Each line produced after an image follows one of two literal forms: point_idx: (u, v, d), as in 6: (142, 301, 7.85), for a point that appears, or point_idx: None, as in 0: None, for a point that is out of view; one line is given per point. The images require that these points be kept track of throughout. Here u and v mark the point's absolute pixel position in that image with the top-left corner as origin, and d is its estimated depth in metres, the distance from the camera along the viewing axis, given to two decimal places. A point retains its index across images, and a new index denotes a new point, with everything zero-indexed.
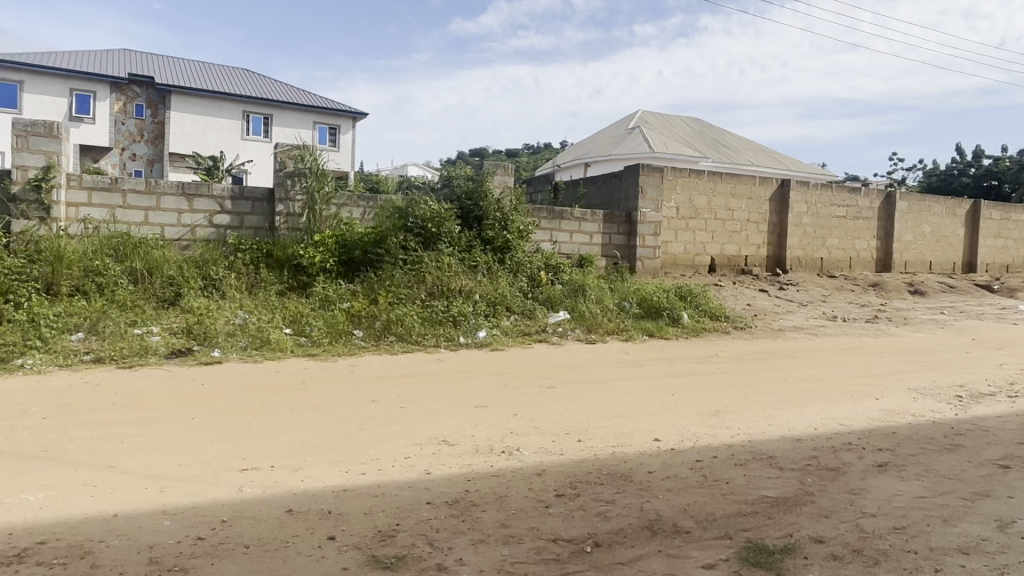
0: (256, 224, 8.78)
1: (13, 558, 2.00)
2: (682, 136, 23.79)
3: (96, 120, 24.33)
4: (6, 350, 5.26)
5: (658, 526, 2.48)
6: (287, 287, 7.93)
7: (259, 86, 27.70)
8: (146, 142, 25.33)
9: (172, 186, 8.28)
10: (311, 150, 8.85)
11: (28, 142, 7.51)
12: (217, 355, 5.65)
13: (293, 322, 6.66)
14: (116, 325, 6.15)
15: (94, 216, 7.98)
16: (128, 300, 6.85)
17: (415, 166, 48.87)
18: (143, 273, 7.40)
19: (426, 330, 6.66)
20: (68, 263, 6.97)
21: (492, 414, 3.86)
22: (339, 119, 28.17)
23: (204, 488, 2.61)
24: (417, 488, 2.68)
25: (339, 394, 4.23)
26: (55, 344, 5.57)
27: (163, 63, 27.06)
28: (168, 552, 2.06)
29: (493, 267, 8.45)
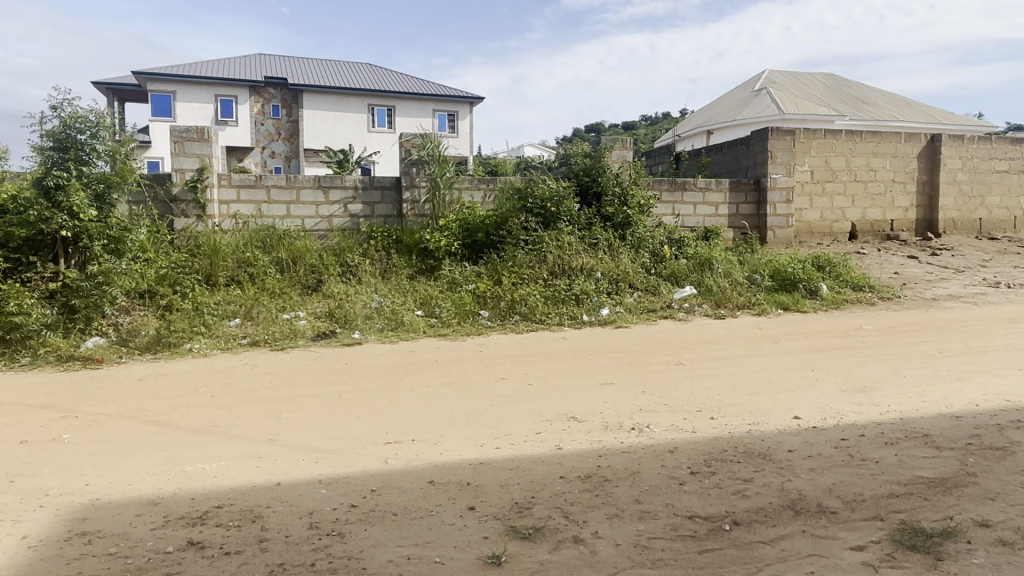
0: (386, 212, 9.21)
1: (196, 520, 2.26)
2: (814, 94, 22.27)
3: (239, 123, 26.34)
4: (177, 335, 5.87)
5: (801, 505, 2.38)
6: (416, 271, 8.26)
7: (382, 78, 28.81)
8: (284, 140, 27.16)
9: (310, 179, 8.84)
10: (432, 137, 9.11)
11: (184, 147, 8.27)
12: (357, 336, 6.02)
13: (424, 304, 6.94)
14: (268, 311, 6.72)
15: (243, 212, 8.67)
16: (276, 288, 7.42)
17: (530, 146, 48.97)
18: (288, 262, 7.98)
19: (550, 308, 6.72)
20: (223, 256, 7.66)
21: (621, 391, 3.85)
22: (457, 105, 28.76)
23: (353, 460, 2.81)
24: (550, 462, 2.73)
25: (471, 372, 4.38)
26: (217, 329, 6.16)
27: (294, 64, 28.76)
28: (326, 518, 2.24)
29: (615, 243, 8.35)
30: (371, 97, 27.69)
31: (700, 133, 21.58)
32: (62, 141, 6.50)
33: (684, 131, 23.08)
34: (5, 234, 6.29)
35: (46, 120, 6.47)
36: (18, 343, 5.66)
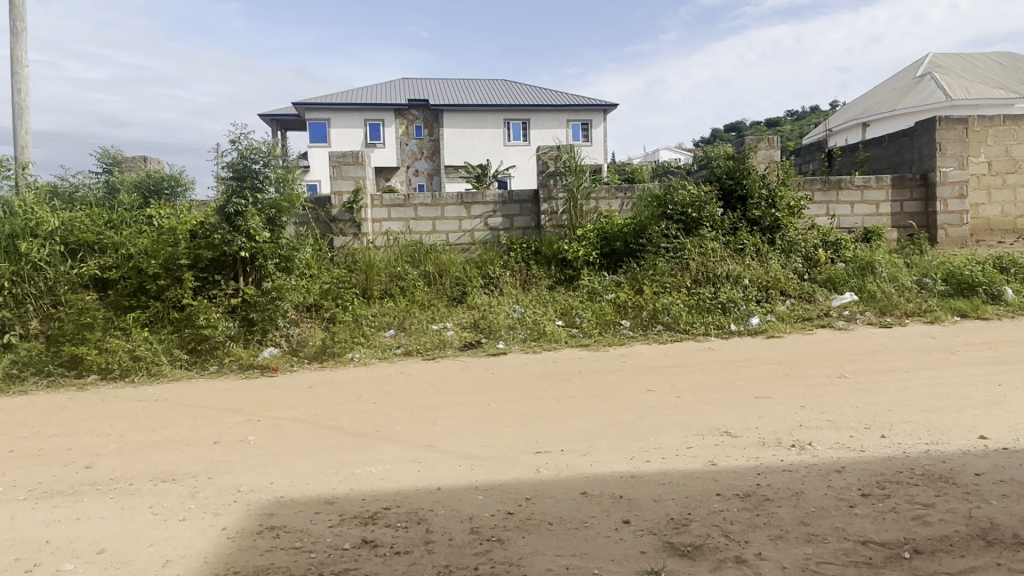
0: (524, 224, 9.40)
1: (367, 519, 2.43)
2: (989, 76, 20.05)
3: (385, 145, 27.98)
4: (340, 345, 6.35)
5: (994, 536, 2.15)
6: (555, 281, 8.35)
7: (518, 93, 29.44)
8: (426, 158, 28.51)
9: (453, 196, 9.22)
10: (567, 148, 9.19)
11: (341, 171, 8.91)
12: (501, 346, 6.19)
13: (565, 314, 7.00)
14: (419, 322, 7.10)
15: (394, 229, 9.20)
16: (425, 301, 7.80)
17: (666, 151, 47.91)
18: (435, 275, 8.36)
19: (695, 317, 6.54)
20: (377, 271, 8.16)
21: (777, 405, 3.68)
22: (592, 114, 28.76)
23: (506, 468, 2.89)
24: (706, 479, 2.66)
25: (617, 383, 4.36)
26: (374, 339, 6.61)
27: (435, 86, 30.13)
28: (485, 523, 2.33)
29: (763, 248, 7.98)
30: (507, 112, 28.39)
31: (854, 127, 20.13)
32: (239, 171, 7.23)
33: (835, 125, 21.63)
34: (195, 256, 7.05)
35: (227, 153, 7.22)
36: (207, 353, 6.40)
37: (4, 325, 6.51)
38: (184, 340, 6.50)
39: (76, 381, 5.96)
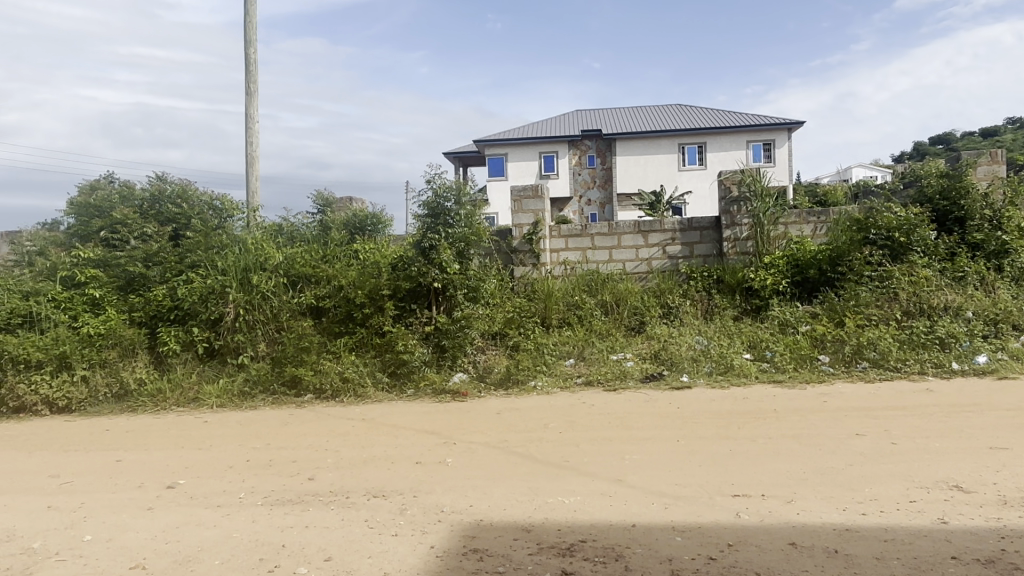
0: (705, 252, 9.12)
1: (565, 551, 2.47)
2: None
3: (560, 175, 28.61)
4: (524, 372, 6.58)
5: None
6: (741, 312, 7.99)
7: (694, 117, 28.79)
8: (600, 187, 28.72)
9: (630, 225, 9.19)
10: (752, 172, 8.82)
11: (522, 204, 9.22)
12: (686, 380, 6.02)
13: (753, 347, 6.68)
14: (600, 352, 7.12)
15: (571, 258, 9.32)
16: (605, 330, 7.83)
17: (860, 169, 44.18)
18: (613, 304, 8.36)
19: (907, 353, 5.94)
20: (555, 299, 8.30)
21: (1020, 460, 3.21)
22: (775, 134, 27.33)
23: (703, 509, 2.80)
24: (936, 539, 2.39)
25: (819, 424, 4.05)
26: (555, 368, 6.74)
27: (609, 115, 30.36)
28: (686, 567, 2.27)
29: (988, 276, 7.09)
30: (683, 137, 27.84)
31: None
32: (433, 208, 7.76)
33: None
34: (395, 286, 7.69)
35: (422, 193, 7.80)
36: (405, 377, 6.95)
37: (239, 347, 7.50)
38: (385, 363, 7.12)
39: (296, 399, 6.76)
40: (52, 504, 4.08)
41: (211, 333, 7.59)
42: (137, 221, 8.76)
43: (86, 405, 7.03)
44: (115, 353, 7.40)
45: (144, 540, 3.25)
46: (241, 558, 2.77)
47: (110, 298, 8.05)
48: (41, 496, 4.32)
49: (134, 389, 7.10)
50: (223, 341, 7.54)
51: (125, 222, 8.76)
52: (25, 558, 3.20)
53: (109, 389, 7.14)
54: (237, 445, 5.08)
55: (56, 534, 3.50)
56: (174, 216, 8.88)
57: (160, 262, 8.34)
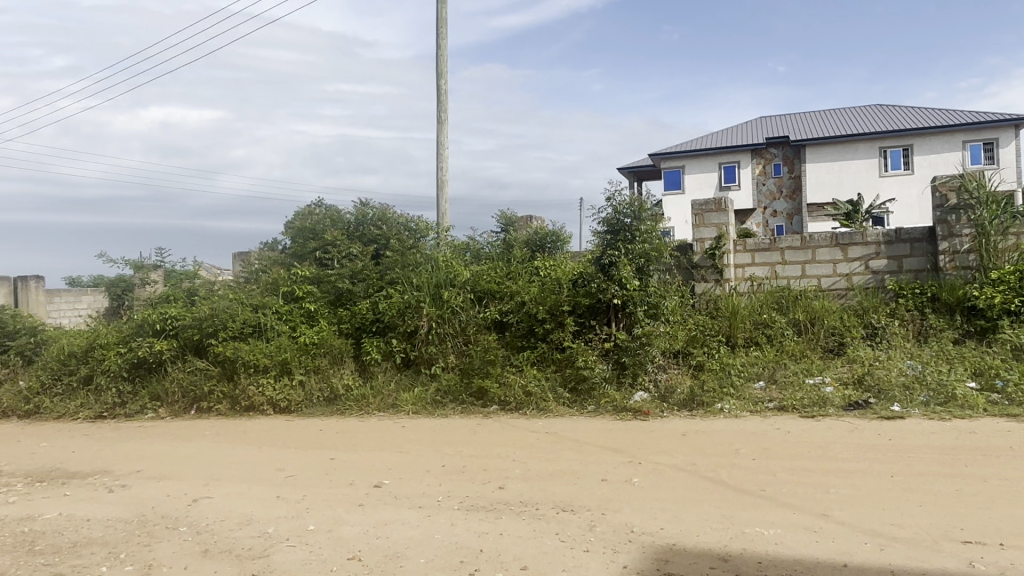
0: (917, 266, 8.23)
1: None
2: None
3: (742, 186, 27.34)
4: (709, 394, 6.42)
5: None
6: (963, 335, 7.24)
7: (898, 118, 26.20)
8: (787, 198, 27.08)
9: (826, 238, 8.55)
10: (975, 176, 7.85)
11: (704, 218, 8.89)
12: (897, 410, 5.52)
13: (978, 375, 5.97)
14: (793, 374, 6.69)
15: (758, 274, 8.84)
16: (798, 351, 7.34)
17: None
18: (806, 323, 7.81)
19: None
20: (741, 317, 7.89)
21: None
22: (999, 131, 24.06)
23: (927, 555, 2.54)
24: None
25: None
26: (744, 390, 6.47)
27: (797, 121, 28.53)
28: None
29: None
30: (884, 140, 25.43)
31: None
32: (614, 225, 7.74)
33: None
34: (575, 302, 7.81)
35: (602, 210, 7.83)
36: (586, 393, 7.03)
37: (431, 358, 8.01)
38: (566, 378, 7.25)
39: (482, 410, 7.11)
40: (280, 494, 4.64)
41: (407, 344, 8.19)
42: (345, 242, 9.70)
43: (303, 406, 7.91)
44: (326, 360, 8.21)
45: (358, 533, 3.59)
46: (443, 559, 2.98)
47: (322, 311, 8.96)
48: (272, 486, 4.92)
49: (342, 394, 7.85)
50: (417, 352, 8.10)
51: (335, 243, 9.74)
52: (262, 541, 3.68)
53: (322, 393, 7.96)
54: (433, 451, 5.43)
55: (285, 521, 3.97)
56: (375, 236, 9.72)
57: (363, 279, 9.15)
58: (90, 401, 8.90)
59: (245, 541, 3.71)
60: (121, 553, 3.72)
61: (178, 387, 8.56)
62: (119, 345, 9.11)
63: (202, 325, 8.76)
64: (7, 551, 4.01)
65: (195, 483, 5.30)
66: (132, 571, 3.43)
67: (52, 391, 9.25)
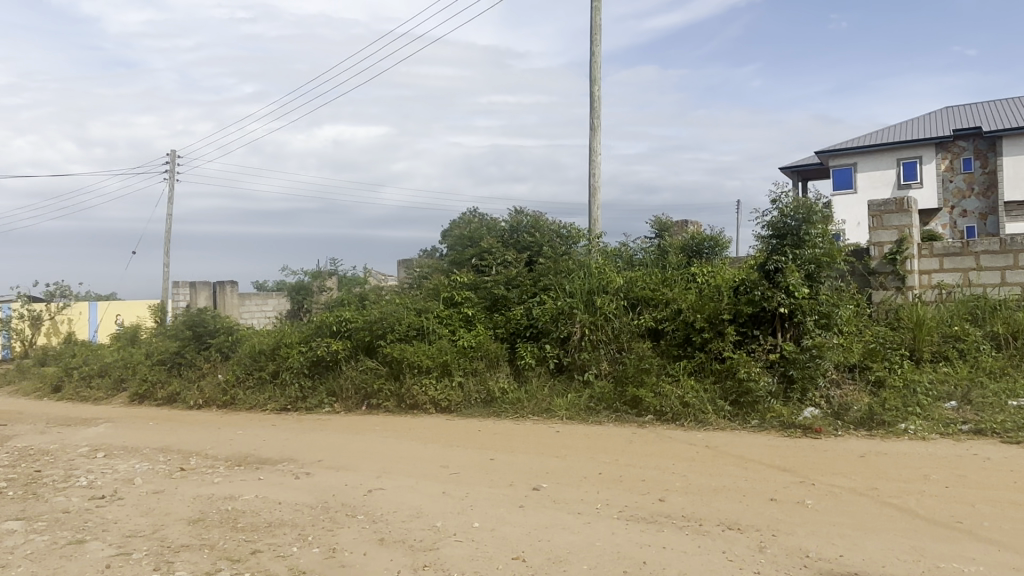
0: None
1: None
2: None
3: (924, 184, 24.81)
4: (892, 413, 5.94)
5: None
6: None
7: None
8: (978, 196, 24.40)
9: None
10: None
11: (882, 220, 8.16)
12: None
13: None
14: (991, 395, 6.01)
15: (948, 281, 7.98)
16: (997, 368, 6.54)
17: None
18: (1008, 338, 6.99)
19: None
20: (928, 329, 7.13)
21: None
22: None
23: None
24: None
25: None
26: (932, 411, 5.92)
27: (993, 108, 25.43)
28: None
29: None
30: None
31: None
32: (780, 229, 7.34)
33: None
34: (736, 310, 7.46)
35: (767, 213, 7.44)
36: (749, 406, 6.72)
37: (585, 365, 8.01)
38: (726, 391, 6.95)
39: (638, 419, 7.02)
40: (445, 490, 4.87)
41: (561, 350, 8.27)
42: (500, 249, 9.97)
43: (462, 406, 8.25)
44: (483, 363, 8.49)
45: (521, 534, 3.69)
46: (607, 567, 3.02)
47: (479, 316, 9.27)
48: (437, 482, 5.18)
49: (499, 396, 8.07)
50: (571, 358, 8.14)
51: (491, 250, 10.04)
52: (432, 534, 3.88)
53: (479, 395, 8.24)
54: (589, 458, 5.45)
55: (451, 517, 4.16)
56: (529, 244, 9.90)
57: (518, 285, 9.36)
58: (276, 394, 9.85)
59: (416, 532, 3.93)
60: (309, 535, 4.09)
61: (351, 384, 9.24)
62: (301, 344, 10.02)
63: (373, 327, 9.41)
64: (216, 525, 4.54)
65: (368, 475, 5.70)
66: (320, 553, 3.77)
67: (246, 385, 10.36)
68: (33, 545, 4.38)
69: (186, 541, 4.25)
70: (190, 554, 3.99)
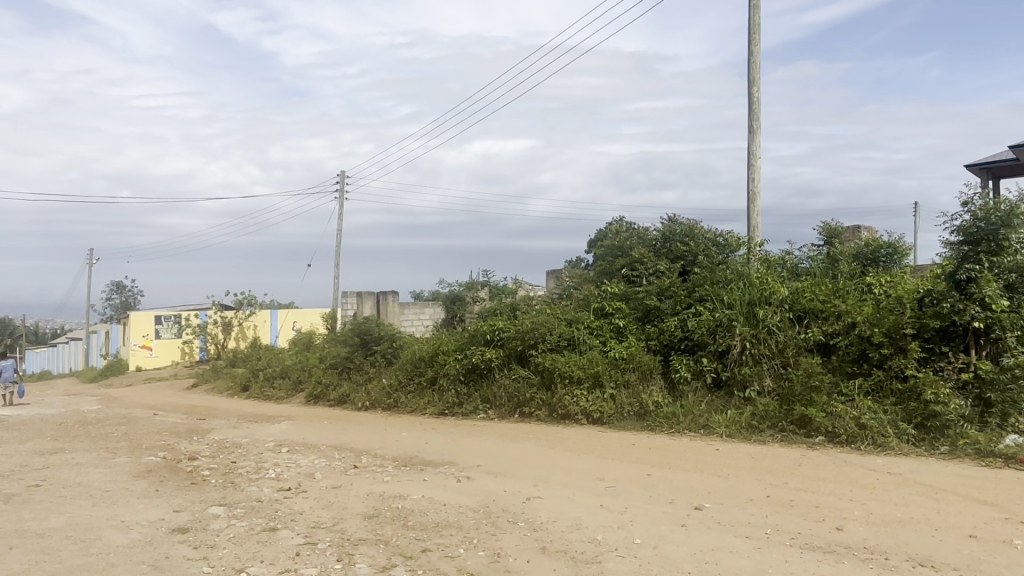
0: None
1: None
2: None
3: None
4: None
5: None
6: None
7: None
8: None
9: None
10: None
11: None
12: None
13: None
14: None
15: None
16: None
17: None
18: None
19: None
20: None
21: None
22: None
23: None
24: None
25: None
26: None
27: None
28: None
29: None
30: None
31: None
32: (972, 234, 6.59)
33: None
34: (920, 324, 6.82)
35: (957, 217, 6.72)
36: (937, 430, 6.15)
37: (746, 380, 7.64)
38: (910, 413, 6.39)
39: (807, 441, 6.63)
40: (604, 503, 4.85)
41: (719, 364, 7.97)
42: (652, 259, 9.76)
43: (615, 418, 8.19)
44: (635, 376, 8.36)
45: (685, 554, 3.60)
46: None
47: (631, 327, 9.16)
48: (594, 494, 5.18)
49: (653, 409, 7.92)
50: (730, 372, 7.81)
51: (642, 260, 9.86)
52: (594, 547, 3.89)
53: (633, 408, 8.13)
54: (754, 479, 5.20)
55: (612, 531, 4.14)
56: (683, 253, 9.60)
57: (671, 296, 9.11)
58: (435, 399, 10.33)
59: (577, 544, 3.95)
60: (474, 538, 4.25)
61: (504, 392, 9.47)
62: (457, 352, 10.42)
63: (525, 336, 9.58)
64: (388, 522, 4.84)
65: (526, 483, 5.82)
66: (485, 557, 3.90)
67: (408, 390, 10.96)
68: (235, 529, 4.91)
69: (363, 535, 4.58)
70: (367, 548, 4.29)
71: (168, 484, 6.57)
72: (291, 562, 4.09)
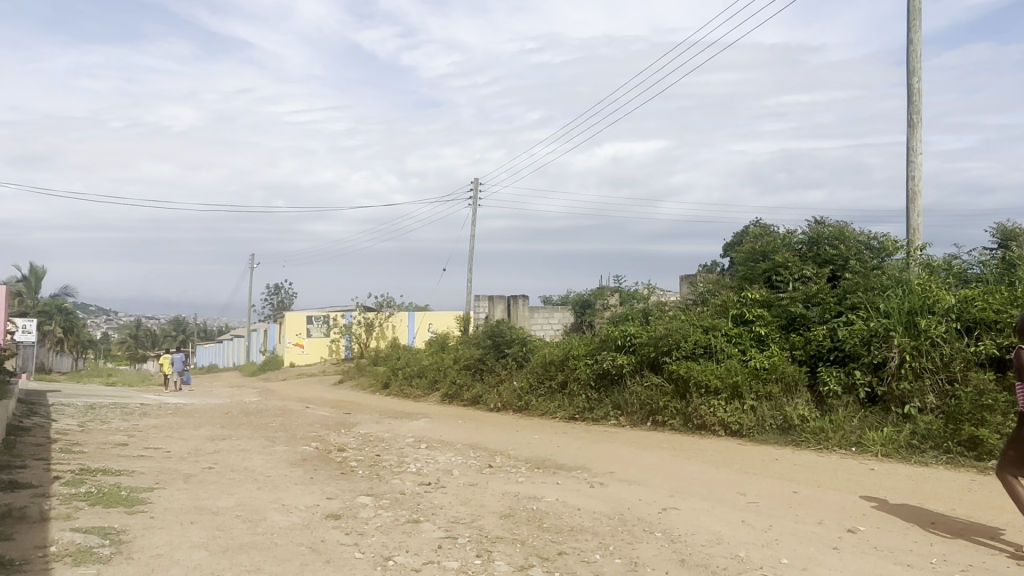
0: None
1: None
2: None
3: None
4: None
5: None
6: None
7: None
8: None
9: None
10: None
11: None
12: None
13: None
14: None
15: None
16: None
17: None
18: None
19: None
20: None
21: None
22: None
23: None
24: None
25: None
26: None
27: None
28: None
29: None
30: None
31: None
32: None
33: None
34: None
35: None
36: None
37: (905, 397, 7.06)
38: None
39: (978, 465, 6.04)
40: (745, 519, 4.65)
41: (874, 378, 7.41)
42: (797, 264, 9.20)
43: (755, 431, 7.85)
44: (778, 388, 7.96)
45: None
46: None
47: (773, 336, 8.72)
48: (736, 509, 4.98)
49: (798, 424, 7.51)
50: (887, 388, 7.24)
51: (786, 265, 9.31)
52: (736, 563, 3.76)
53: (775, 421, 7.76)
54: (914, 503, 4.78)
55: (756, 548, 3.98)
56: (832, 257, 8.97)
57: (819, 303, 8.58)
58: (566, 404, 10.39)
59: (718, 559, 3.84)
60: (610, 545, 4.24)
61: (637, 399, 9.35)
62: (587, 357, 10.41)
63: (658, 343, 9.39)
64: (524, 522, 4.94)
65: (661, 493, 5.70)
66: (622, 565, 3.88)
67: (539, 393, 11.10)
68: (382, 519, 5.21)
69: (500, 533, 4.70)
70: (505, 546, 4.40)
71: (320, 473, 7.07)
72: (434, 554, 4.29)
